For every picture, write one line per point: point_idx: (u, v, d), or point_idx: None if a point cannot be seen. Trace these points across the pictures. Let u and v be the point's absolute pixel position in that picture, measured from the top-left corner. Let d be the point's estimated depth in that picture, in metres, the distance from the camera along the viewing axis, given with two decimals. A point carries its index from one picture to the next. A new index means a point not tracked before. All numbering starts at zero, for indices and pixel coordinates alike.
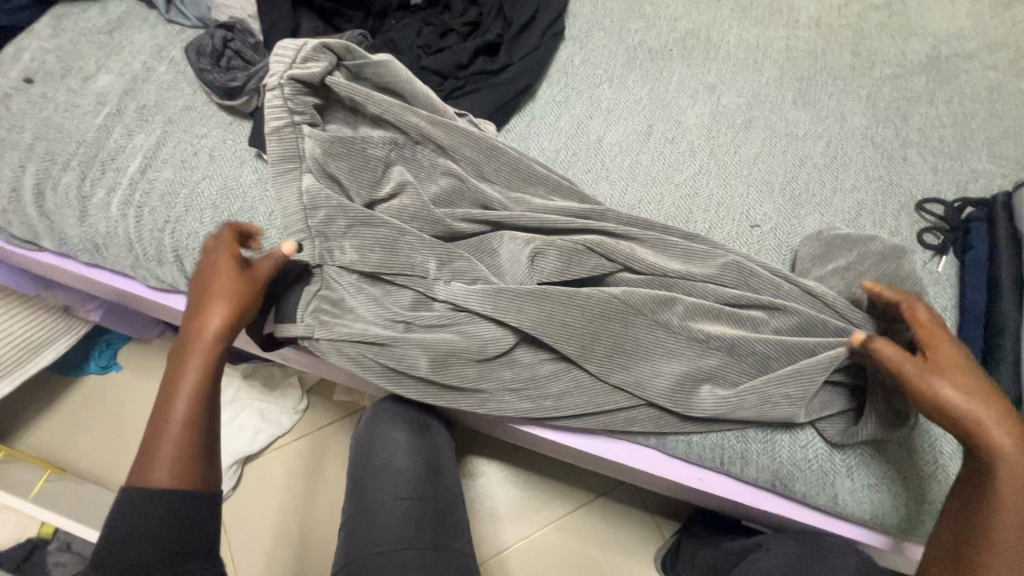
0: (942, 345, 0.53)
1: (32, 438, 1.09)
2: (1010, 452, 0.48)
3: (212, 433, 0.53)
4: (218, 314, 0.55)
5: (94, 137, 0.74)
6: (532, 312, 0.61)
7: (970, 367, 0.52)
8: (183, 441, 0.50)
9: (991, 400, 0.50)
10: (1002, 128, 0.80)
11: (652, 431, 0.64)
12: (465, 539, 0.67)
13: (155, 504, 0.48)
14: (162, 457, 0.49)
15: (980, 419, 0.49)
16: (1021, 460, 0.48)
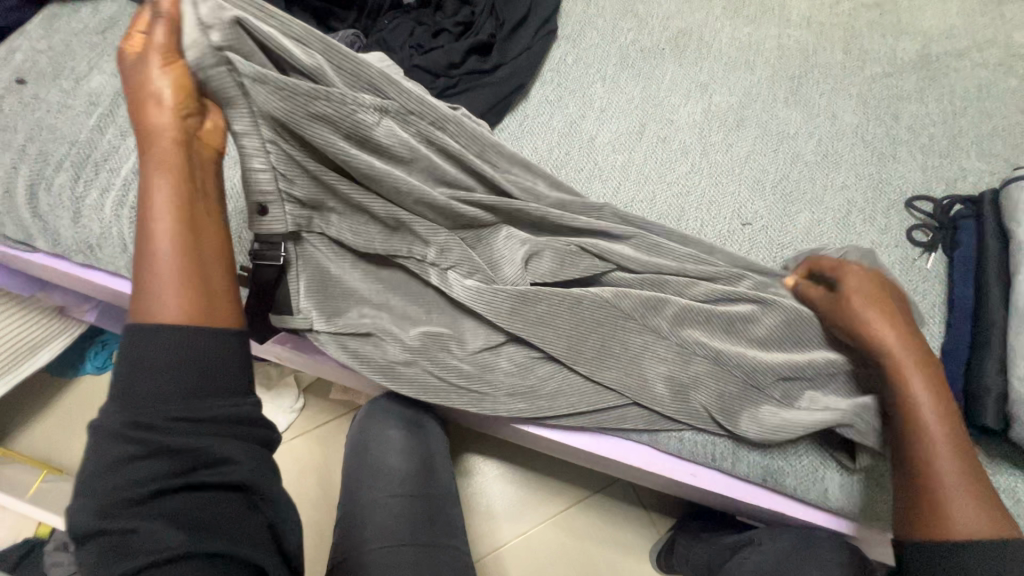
0: (857, 275, 0.60)
1: (29, 439, 1.09)
2: (914, 375, 0.53)
3: (202, 245, 0.48)
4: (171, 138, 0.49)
5: (87, 138, 0.75)
6: (524, 314, 0.62)
7: (877, 288, 0.58)
8: (177, 254, 0.46)
9: (895, 322, 0.56)
10: (991, 126, 0.80)
11: (644, 428, 0.65)
12: (460, 537, 0.68)
13: (166, 339, 0.44)
14: (157, 286, 0.45)
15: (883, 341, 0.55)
16: (926, 380, 0.53)
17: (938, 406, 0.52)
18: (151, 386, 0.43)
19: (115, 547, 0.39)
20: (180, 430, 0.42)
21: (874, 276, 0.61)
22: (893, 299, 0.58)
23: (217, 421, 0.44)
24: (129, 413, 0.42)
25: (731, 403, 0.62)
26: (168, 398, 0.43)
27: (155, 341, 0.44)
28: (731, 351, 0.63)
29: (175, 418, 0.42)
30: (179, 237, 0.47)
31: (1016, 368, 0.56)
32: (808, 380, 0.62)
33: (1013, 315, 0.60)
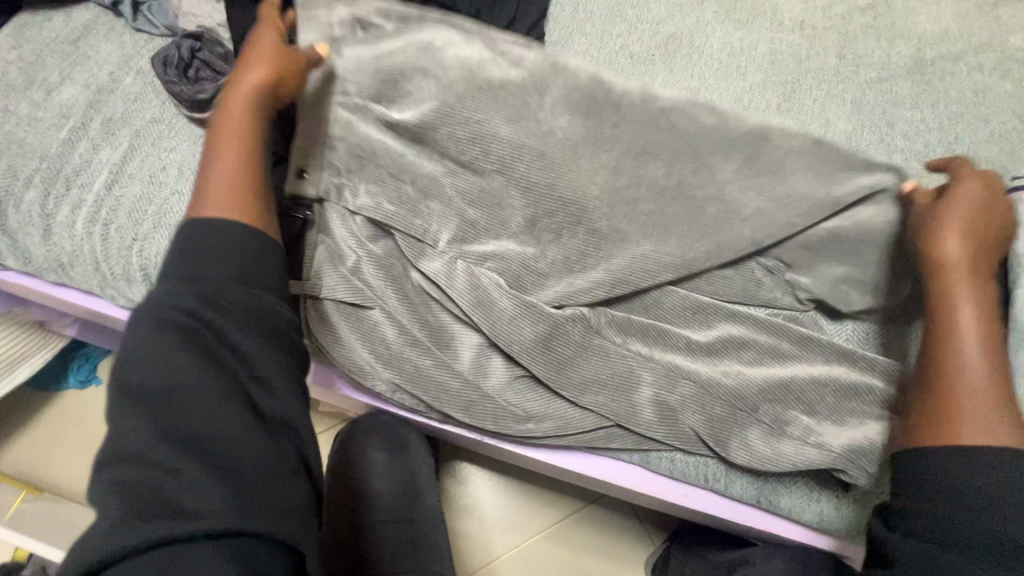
0: (950, 210, 0.52)
1: (10, 456, 1.07)
2: (976, 311, 0.48)
3: (263, 181, 0.52)
4: (256, 73, 0.54)
5: (58, 152, 0.72)
6: (528, 339, 0.61)
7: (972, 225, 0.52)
8: (241, 177, 0.51)
9: (977, 261, 0.50)
10: (988, 132, 0.79)
11: (633, 448, 0.63)
12: (448, 561, 0.66)
13: (209, 238, 0.47)
14: (217, 197, 0.50)
15: (954, 279, 0.50)
16: (984, 315, 0.48)
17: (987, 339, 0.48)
18: (211, 275, 0.46)
19: (151, 486, 0.38)
20: (238, 320, 0.45)
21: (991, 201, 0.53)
22: (995, 239, 0.52)
23: (268, 330, 0.47)
24: (196, 294, 0.45)
25: (723, 425, 0.60)
26: (227, 289, 0.46)
27: (209, 237, 0.47)
28: (721, 371, 0.61)
29: (236, 307, 0.45)
30: (244, 159, 0.52)
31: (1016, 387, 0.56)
32: (804, 404, 0.59)
33: None
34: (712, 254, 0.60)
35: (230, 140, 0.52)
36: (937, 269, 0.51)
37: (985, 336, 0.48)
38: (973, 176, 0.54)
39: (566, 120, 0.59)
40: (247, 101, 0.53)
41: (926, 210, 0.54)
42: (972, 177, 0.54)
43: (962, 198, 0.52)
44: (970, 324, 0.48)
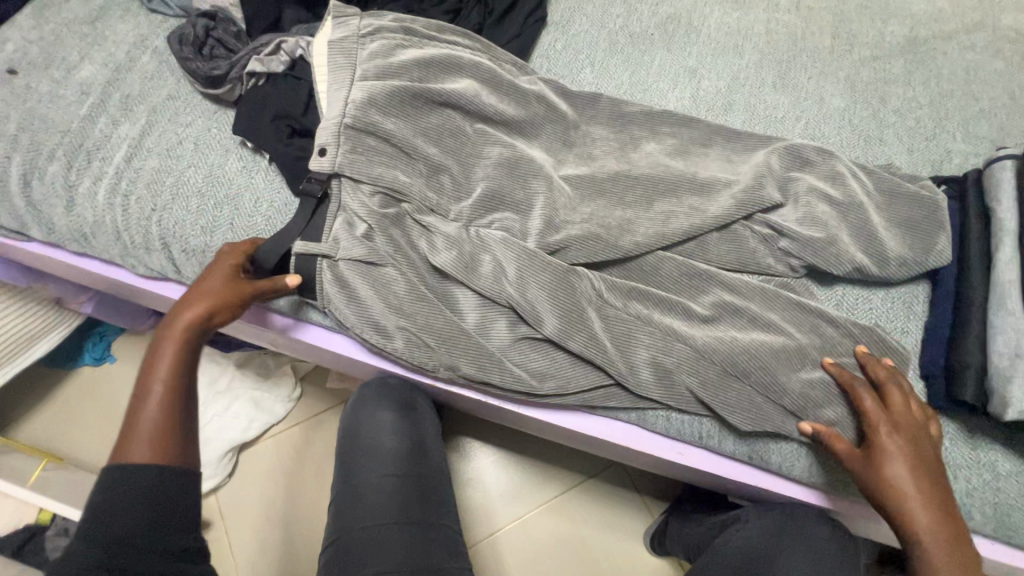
0: (896, 470, 0.52)
1: (29, 429, 1.10)
2: (947, 550, 0.50)
3: (188, 423, 0.53)
4: (192, 310, 0.56)
5: (79, 127, 0.75)
6: (534, 297, 0.63)
7: (926, 472, 0.53)
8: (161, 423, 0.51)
9: (932, 497, 0.51)
10: (978, 108, 0.81)
11: (630, 406, 0.66)
12: (452, 514, 0.72)
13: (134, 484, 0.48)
14: (139, 441, 0.50)
15: (925, 534, 0.50)
16: (957, 551, 0.50)
17: None
18: (126, 522, 0.47)
19: None
20: (146, 561, 0.47)
21: (919, 433, 0.54)
22: (935, 467, 0.53)
23: (178, 557, 0.49)
24: (101, 545, 0.46)
25: (717, 384, 0.63)
26: (142, 530, 0.47)
27: (128, 481, 0.48)
28: (714, 333, 0.64)
29: (145, 548, 0.47)
30: (160, 403, 0.51)
31: (996, 343, 0.58)
32: (794, 363, 0.62)
33: (994, 293, 0.61)
34: (688, 224, 0.67)
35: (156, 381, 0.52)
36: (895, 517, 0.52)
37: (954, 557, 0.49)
38: (876, 409, 0.56)
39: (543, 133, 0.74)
40: (170, 341, 0.54)
41: (851, 456, 0.56)
42: (873, 406, 0.56)
43: (884, 437, 0.54)
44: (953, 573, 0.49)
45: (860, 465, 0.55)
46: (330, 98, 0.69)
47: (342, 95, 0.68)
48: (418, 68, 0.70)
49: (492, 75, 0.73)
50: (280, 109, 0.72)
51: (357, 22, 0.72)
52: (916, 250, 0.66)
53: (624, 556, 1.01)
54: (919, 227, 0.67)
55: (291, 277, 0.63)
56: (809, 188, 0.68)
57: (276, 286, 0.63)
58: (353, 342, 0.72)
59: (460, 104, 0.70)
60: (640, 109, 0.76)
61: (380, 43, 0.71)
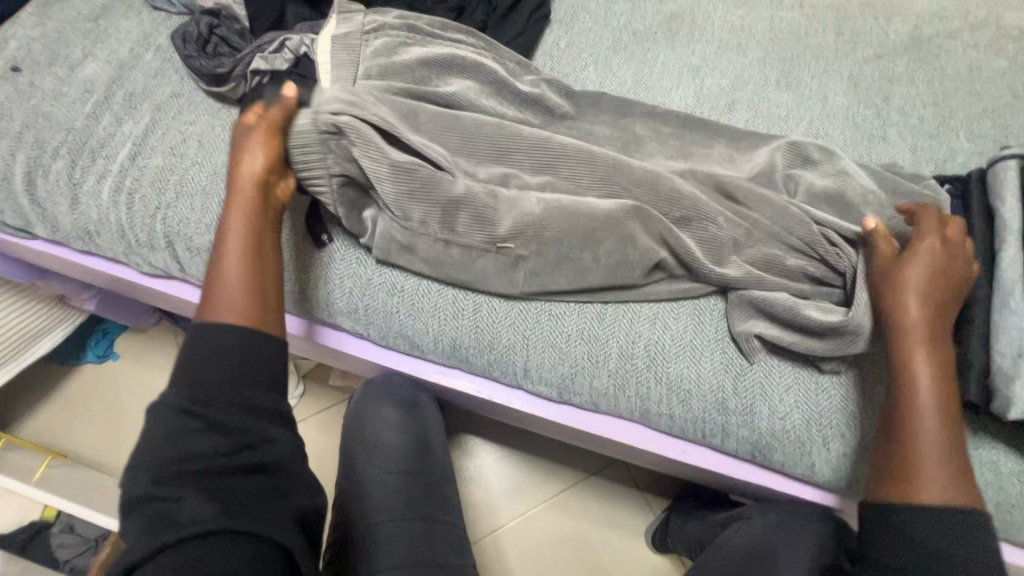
0: (911, 272, 0.57)
1: (32, 427, 1.11)
2: (926, 344, 0.55)
3: (266, 274, 0.57)
4: (251, 169, 0.60)
5: (83, 125, 0.75)
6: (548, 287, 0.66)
7: (939, 275, 0.57)
8: (242, 273, 0.55)
9: (933, 296, 0.56)
10: (981, 107, 0.81)
11: (634, 407, 0.66)
12: (456, 510, 0.72)
13: (211, 333, 0.52)
14: (221, 292, 0.54)
15: (908, 319, 0.56)
16: (933, 348, 0.55)
17: (946, 394, 0.53)
18: (209, 372, 0.49)
19: (153, 516, 0.43)
20: (230, 411, 0.48)
21: (953, 253, 0.58)
22: (952, 281, 0.57)
23: (267, 412, 0.51)
24: (186, 396, 0.48)
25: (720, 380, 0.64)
26: (226, 383, 0.49)
27: (210, 332, 0.52)
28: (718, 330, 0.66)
29: (229, 399, 0.49)
30: (240, 256, 0.56)
31: (998, 342, 0.58)
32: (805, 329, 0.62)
33: (998, 290, 0.61)
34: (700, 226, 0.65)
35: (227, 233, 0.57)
36: (889, 304, 0.58)
37: (937, 387, 0.53)
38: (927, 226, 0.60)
39: None
40: (244, 193, 0.59)
41: (885, 261, 0.60)
42: (932, 228, 0.59)
43: (925, 253, 0.58)
44: (924, 362, 0.54)
45: (886, 263, 0.60)
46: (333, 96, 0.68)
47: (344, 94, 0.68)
48: (422, 66, 0.71)
49: (495, 74, 0.73)
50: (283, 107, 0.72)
51: (361, 18, 0.72)
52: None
53: (626, 554, 1.02)
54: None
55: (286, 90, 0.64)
56: (812, 187, 0.68)
57: (281, 105, 0.64)
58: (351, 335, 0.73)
59: (463, 101, 0.70)
60: (643, 109, 0.76)
61: (384, 41, 0.71)
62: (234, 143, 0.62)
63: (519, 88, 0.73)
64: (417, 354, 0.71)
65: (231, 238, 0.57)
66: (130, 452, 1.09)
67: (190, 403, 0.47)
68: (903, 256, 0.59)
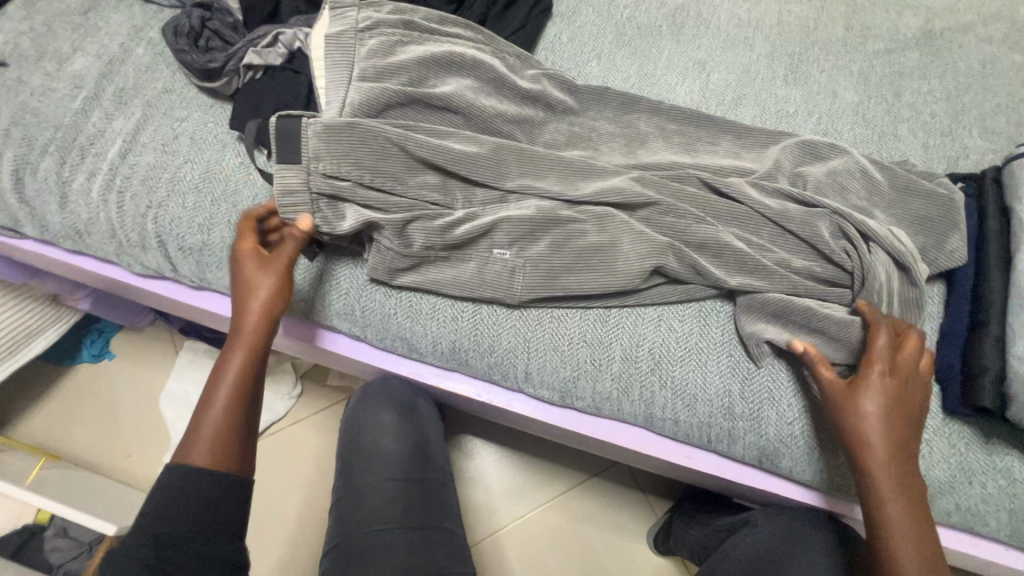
0: (868, 406, 0.53)
1: (25, 428, 1.09)
2: (896, 487, 0.52)
3: (250, 419, 0.56)
4: (252, 308, 0.57)
5: (72, 121, 0.73)
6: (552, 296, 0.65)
7: (898, 411, 0.53)
8: (227, 424, 0.54)
9: (893, 436, 0.52)
10: (995, 103, 0.79)
11: (640, 411, 0.65)
12: (455, 517, 0.71)
13: (183, 481, 0.51)
14: (204, 441, 0.53)
15: (872, 458, 0.52)
16: (903, 491, 0.52)
17: (919, 545, 0.51)
18: (175, 524, 0.49)
19: None
20: (194, 566, 0.49)
21: (909, 382, 0.54)
22: (910, 415, 0.54)
23: (223, 565, 0.51)
24: (151, 542, 0.48)
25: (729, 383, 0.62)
26: (191, 534, 0.49)
27: (187, 483, 0.51)
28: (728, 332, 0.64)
29: (195, 555, 0.49)
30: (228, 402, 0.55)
31: (1015, 347, 0.56)
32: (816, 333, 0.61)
33: (1012, 293, 0.59)
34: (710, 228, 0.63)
35: (223, 378, 0.55)
36: (852, 438, 0.53)
37: (909, 533, 0.51)
38: (884, 347, 0.55)
39: (544, 135, 0.72)
40: (246, 330, 0.57)
41: (837, 387, 0.55)
42: (882, 348, 0.55)
43: (877, 381, 0.54)
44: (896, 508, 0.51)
45: (840, 389, 0.55)
46: (328, 92, 0.66)
47: (340, 94, 0.66)
48: (420, 61, 0.68)
49: (495, 70, 0.71)
50: (279, 103, 0.70)
51: (355, 15, 0.70)
52: (926, 250, 0.65)
53: (629, 557, 1.00)
54: (934, 228, 0.65)
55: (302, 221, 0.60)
56: (821, 186, 0.66)
57: (290, 236, 0.60)
58: (349, 338, 0.71)
59: (463, 99, 0.68)
60: (647, 104, 0.74)
61: (379, 40, 0.69)
62: (237, 272, 0.58)
63: (520, 84, 0.71)
64: (415, 356, 0.69)
65: (224, 379, 0.55)
66: (125, 454, 1.07)
67: (156, 554, 0.48)
68: (858, 383, 0.54)
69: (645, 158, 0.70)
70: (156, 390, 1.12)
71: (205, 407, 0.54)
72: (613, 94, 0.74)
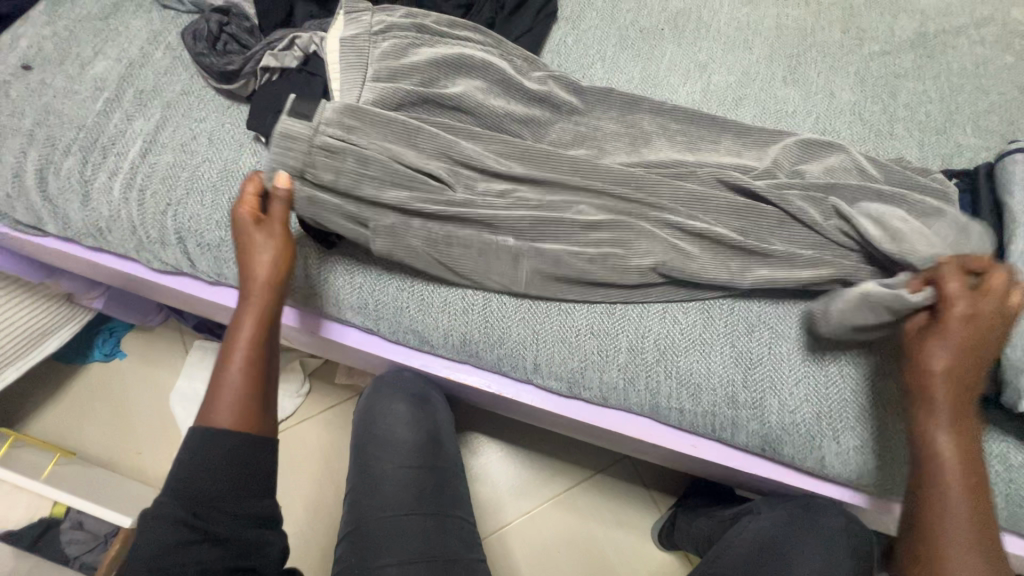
0: (940, 347, 0.53)
1: (39, 425, 1.11)
2: (956, 427, 0.52)
3: (267, 378, 0.59)
4: (258, 273, 0.60)
5: (94, 122, 0.75)
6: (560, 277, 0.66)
7: (974, 353, 0.52)
8: (244, 381, 0.56)
9: (962, 378, 0.52)
10: (988, 102, 0.81)
11: (646, 401, 0.66)
12: (465, 505, 0.72)
13: (203, 460, 0.53)
14: (224, 401, 0.55)
15: (938, 399, 0.52)
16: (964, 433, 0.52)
17: (977, 485, 0.50)
18: (205, 484, 0.52)
19: None
20: (228, 522, 0.52)
21: (993, 325, 0.52)
22: (986, 357, 0.52)
23: (251, 522, 0.54)
24: (185, 504, 0.51)
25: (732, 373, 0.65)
26: (223, 496, 0.53)
27: (212, 445, 0.53)
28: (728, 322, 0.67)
29: (228, 515, 0.53)
30: (245, 362, 0.57)
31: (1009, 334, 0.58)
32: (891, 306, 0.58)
33: None
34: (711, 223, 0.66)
35: (240, 338, 0.58)
36: (920, 379, 0.54)
37: (966, 473, 0.50)
38: (963, 291, 0.53)
39: (550, 134, 0.74)
40: (252, 294, 0.59)
41: (915, 333, 0.55)
42: (958, 292, 0.53)
43: (956, 326, 0.52)
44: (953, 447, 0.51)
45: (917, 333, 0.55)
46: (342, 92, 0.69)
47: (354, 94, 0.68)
48: (431, 64, 0.71)
49: (503, 72, 0.73)
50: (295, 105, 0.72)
51: (369, 19, 0.72)
52: None
53: (634, 550, 1.02)
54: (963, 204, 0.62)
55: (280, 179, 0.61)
56: (819, 182, 0.68)
57: (281, 202, 0.61)
58: (359, 331, 0.73)
59: (473, 100, 0.70)
60: (650, 104, 0.77)
61: (392, 43, 0.71)
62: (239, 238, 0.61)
63: (527, 85, 0.74)
64: (427, 349, 0.71)
65: (238, 343, 0.58)
66: (137, 451, 1.09)
67: (187, 517, 0.50)
68: (933, 327, 0.54)
69: (649, 156, 0.72)
70: (167, 388, 1.14)
71: (224, 365, 0.57)
72: (617, 93, 0.77)
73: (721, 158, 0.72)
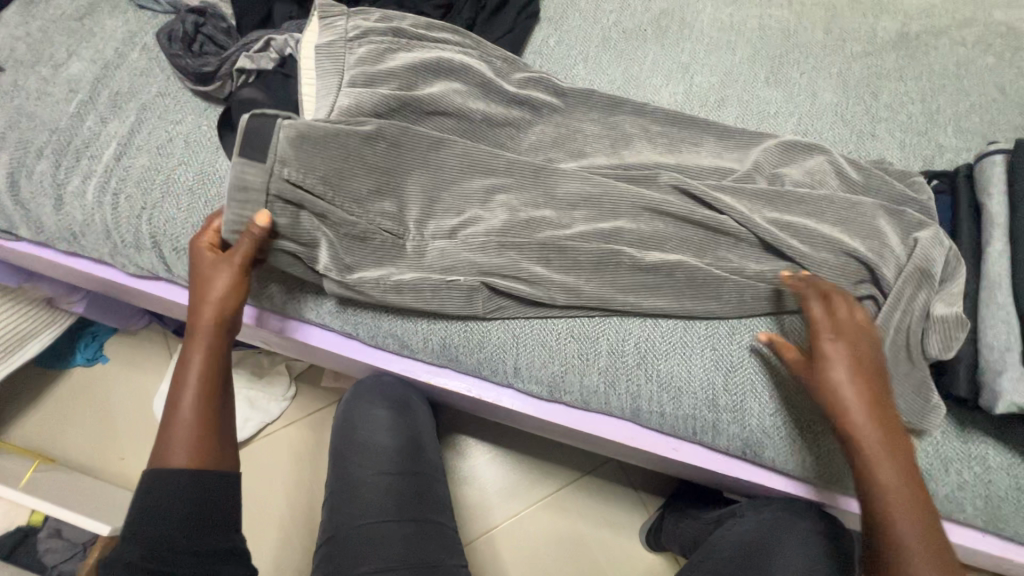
0: (835, 374, 0.55)
1: (19, 431, 1.10)
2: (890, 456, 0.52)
3: (222, 413, 0.58)
4: (207, 308, 0.59)
5: (67, 125, 0.74)
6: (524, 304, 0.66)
7: (866, 374, 0.55)
8: (199, 418, 0.56)
9: (869, 401, 0.54)
10: (969, 103, 0.81)
11: (628, 403, 0.66)
12: (446, 509, 0.72)
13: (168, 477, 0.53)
14: (178, 441, 0.54)
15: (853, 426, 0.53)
16: (895, 459, 0.52)
17: (920, 507, 0.50)
18: (163, 519, 0.52)
19: None
20: (183, 560, 0.51)
21: (860, 340, 0.56)
22: (875, 374, 0.55)
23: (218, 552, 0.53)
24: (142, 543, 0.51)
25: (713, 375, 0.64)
26: (175, 531, 0.52)
27: (166, 482, 0.53)
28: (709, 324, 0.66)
29: (184, 548, 0.51)
30: (199, 397, 0.56)
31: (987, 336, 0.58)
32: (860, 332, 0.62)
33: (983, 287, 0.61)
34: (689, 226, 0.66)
35: (191, 372, 0.57)
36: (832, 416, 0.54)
37: (910, 499, 0.50)
38: (822, 313, 0.58)
39: (530, 137, 0.74)
40: (201, 328, 0.59)
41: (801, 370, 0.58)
42: (823, 318, 0.58)
43: (830, 350, 0.56)
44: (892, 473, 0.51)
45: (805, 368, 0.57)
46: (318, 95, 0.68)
47: (329, 98, 0.67)
48: (408, 66, 0.70)
49: (482, 75, 0.72)
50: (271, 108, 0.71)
51: (345, 23, 0.72)
52: None
53: (623, 552, 1.01)
54: None
55: (260, 217, 0.59)
56: (800, 184, 0.68)
57: (250, 236, 0.60)
58: (331, 332, 0.72)
59: (451, 103, 0.70)
60: (630, 106, 0.76)
61: (368, 48, 0.70)
62: (195, 272, 0.60)
63: (507, 87, 0.73)
64: (407, 353, 0.71)
65: (189, 379, 0.57)
66: (119, 457, 1.08)
67: (141, 559, 0.49)
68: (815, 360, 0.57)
69: (629, 158, 0.72)
70: (150, 392, 1.13)
71: (175, 402, 0.56)
72: (598, 96, 0.76)
73: (702, 160, 0.72)
